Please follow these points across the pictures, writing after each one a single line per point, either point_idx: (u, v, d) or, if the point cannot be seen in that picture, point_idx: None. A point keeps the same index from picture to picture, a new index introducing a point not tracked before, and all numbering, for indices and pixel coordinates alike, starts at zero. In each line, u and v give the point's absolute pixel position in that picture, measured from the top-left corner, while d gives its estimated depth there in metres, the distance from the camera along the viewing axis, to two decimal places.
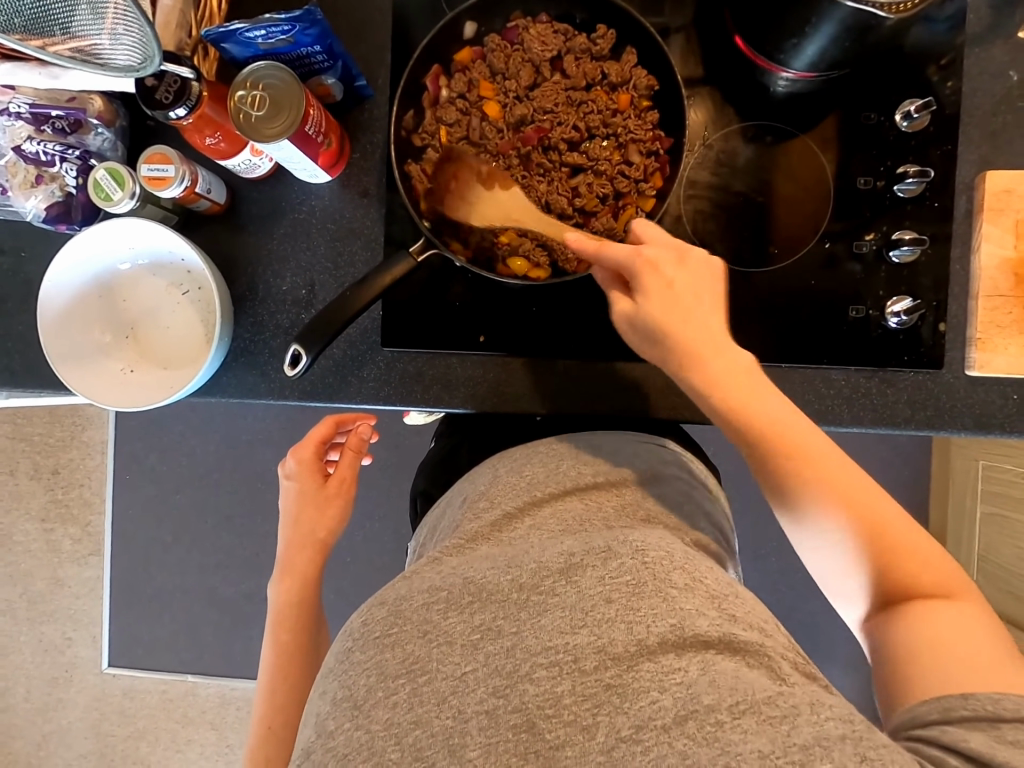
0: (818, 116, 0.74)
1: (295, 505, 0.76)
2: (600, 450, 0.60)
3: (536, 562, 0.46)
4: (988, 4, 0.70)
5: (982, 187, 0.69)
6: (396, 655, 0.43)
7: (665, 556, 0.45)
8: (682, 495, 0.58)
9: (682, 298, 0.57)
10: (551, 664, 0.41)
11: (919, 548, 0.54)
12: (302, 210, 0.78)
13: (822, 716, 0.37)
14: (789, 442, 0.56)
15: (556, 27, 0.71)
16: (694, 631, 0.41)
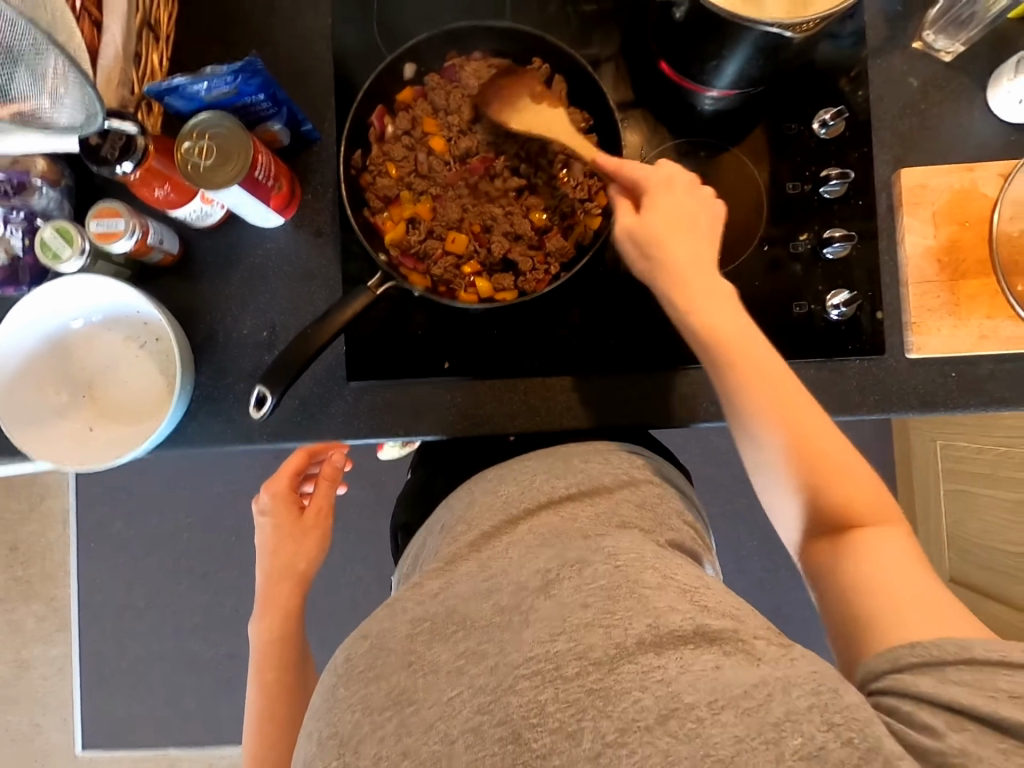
0: (744, 128, 0.79)
1: (272, 539, 0.74)
2: (572, 460, 0.61)
3: (514, 582, 0.46)
4: (884, 20, 0.76)
5: (899, 183, 0.74)
6: (381, 688, 0.43)
7: (635, 558, 0.47)
8: (658, 495, 0.59)
9: (681, 217, 0.61)
10: (532, 674, 0.41)
11: (867, 492, 0.54)
12: (258, 255, 0.79)
13: (793, 695, 0.38)
14: (748, 357, 0.58)
15: (492, 63, 0.74)
16: (669, 627, 0.42)
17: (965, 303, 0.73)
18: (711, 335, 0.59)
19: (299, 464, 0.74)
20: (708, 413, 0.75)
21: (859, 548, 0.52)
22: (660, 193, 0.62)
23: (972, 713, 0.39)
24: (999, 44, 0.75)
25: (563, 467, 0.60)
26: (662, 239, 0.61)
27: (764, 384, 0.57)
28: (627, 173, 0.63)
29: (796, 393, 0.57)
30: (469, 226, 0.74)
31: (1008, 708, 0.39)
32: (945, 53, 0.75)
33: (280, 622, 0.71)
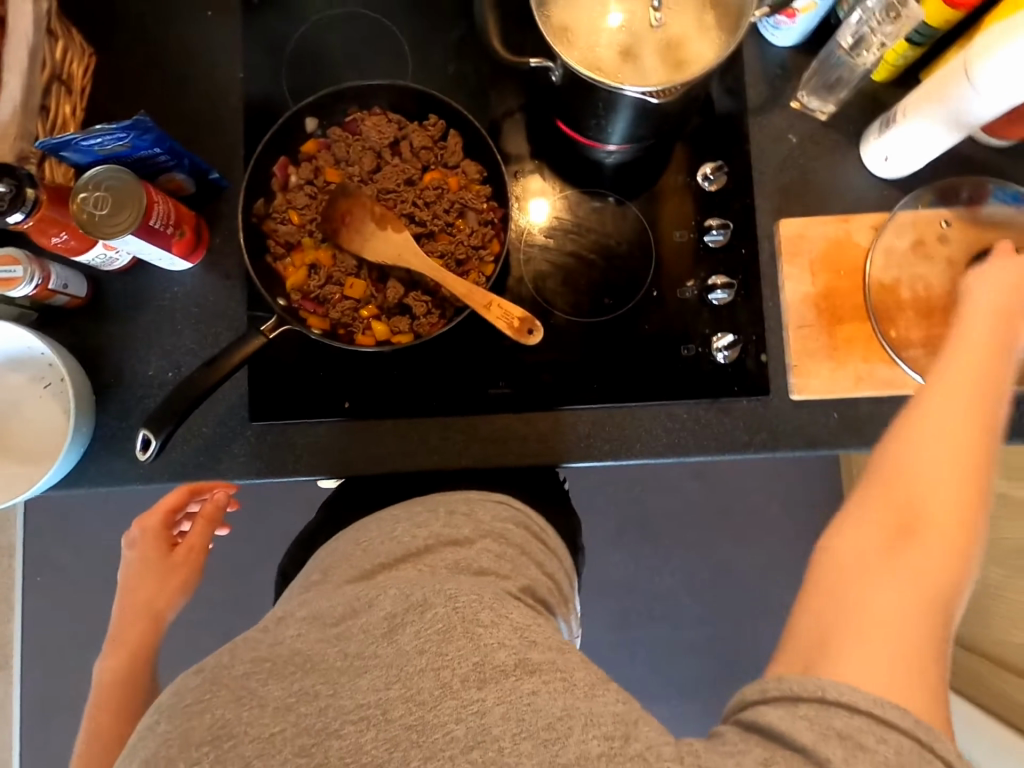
0: (642, 185, 0.83)
1: (135, 575, 0.73)
2: (441, 510, 0.62)
3: (362, 627, 0.46)
4: (764, 80, 0.81)
5: (779, 233, 0.78)
6: (203, 722, 0.43)
7: (474, 598, 0.47)
8: (515, 550, 0.60)
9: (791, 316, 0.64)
10: (359, 719, 0.42)
11: (940, 577, 0.47)
12: (166, 298, 0.81)
13: (589, 735, 0.40)
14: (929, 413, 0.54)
15: (391, 116, 0.78)
16: (493, 664, 0.43)
17: (842, 348, 0.76)
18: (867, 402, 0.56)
19: (179, 500, 0.73)
20: (602, 452, 0.77)
21: (867, 555, 0.48)
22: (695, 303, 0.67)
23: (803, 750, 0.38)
24: (870, 105, 0.80)
25: (427, 517, 0.61)
26: None
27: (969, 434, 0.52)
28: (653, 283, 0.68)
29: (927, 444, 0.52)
30: (365, 272, 0.76)
31: (826, 747, 0.38)
32: (820, 112, 0.80)
33: (124, 661, 0.70)
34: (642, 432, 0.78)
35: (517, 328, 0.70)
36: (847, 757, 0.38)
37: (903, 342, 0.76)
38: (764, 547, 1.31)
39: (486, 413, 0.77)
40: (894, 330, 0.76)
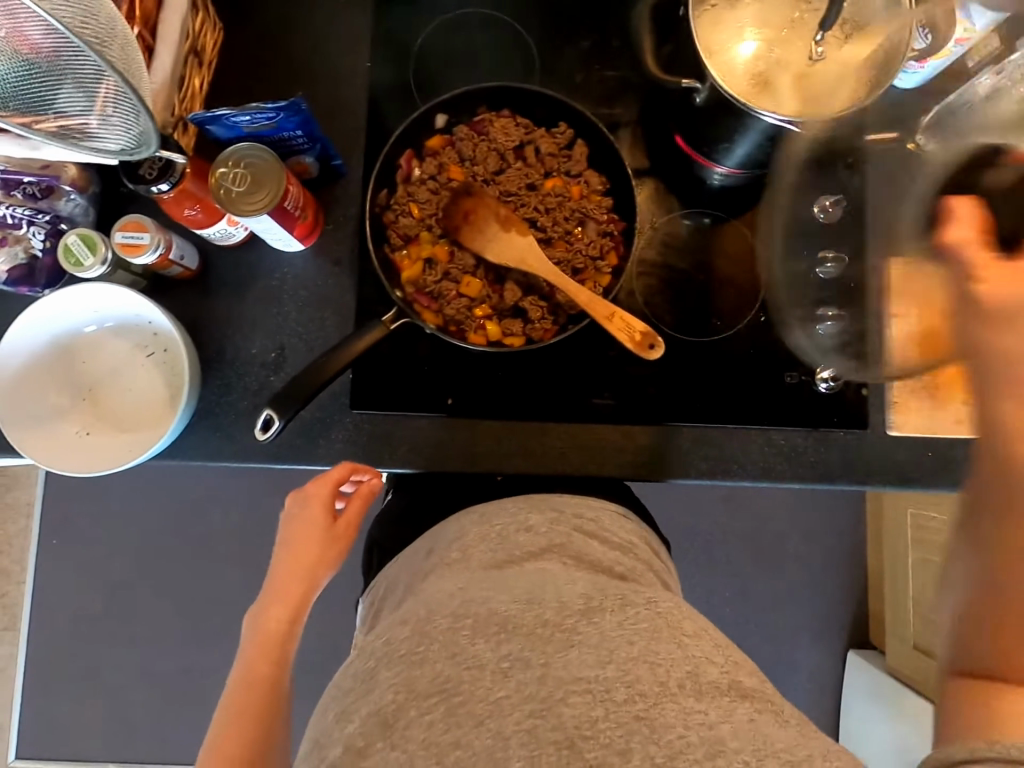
0: (745, 204, 0.86)
1: (296, 536, 0.74)
2: (573, 508, 0.66)
3: (559, 600, 0.49)
4: (882, 120, 0.83)
5: (889, 272, 0.80)
6: (426, 673, 0.45)
7: (675, 608, 0.50)
8: (644, 563, 0.62)
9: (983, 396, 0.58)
10: (584, 691, 0.43)
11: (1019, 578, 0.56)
12: (274, 279, 0.81)
13: (836, 761, 0.40)
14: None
15: (518, 121, 0.79)
16: (707, 678, 0.44)
17: (944, 389, 0.77)
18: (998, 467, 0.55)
19: (342, 478, 0.73)
20: (698, 470, 0.78)
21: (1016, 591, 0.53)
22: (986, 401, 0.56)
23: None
24: None
25: (557, 516, 0.64)
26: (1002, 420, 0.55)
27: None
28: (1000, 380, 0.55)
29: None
30: (483, 272, 0.77)
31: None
32: None
33: (290, 613, 0.73)
34: (740, 453, 0.78)
35: (638, 343, 0.70)
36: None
37: None
38: (803, 574, 1.33)
39: (589, 422, 0.78)
40: None
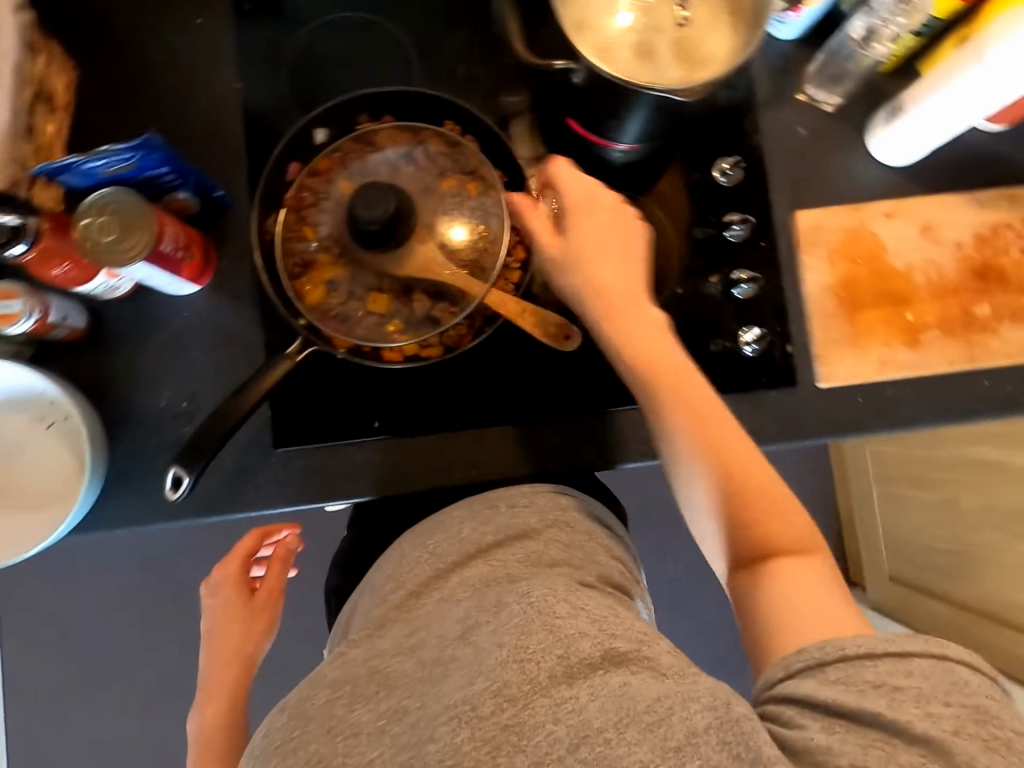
0: (651, 178, 0.84)
1: (220, 621, 0.72)
2: (498, 506, 0.64)
3: (437, 636, 0.51)
4: (770, 74, 0.82)
5: (796, 225, 0.80)
6: (301, 757, 0.47)
7: (549, 592, 0.50)
8: (582, 536, 0.63)
9: (705, 412, 0.61)
10: (450, 720, 0.44)
11: (777, 502, 0.58)
12: (173, 324, 0.76)
13: (692, 711, 0.43)
14: (704, 404, 0.61)
15: (404, 126, 0.76)
16: (579, 656, 0.46)
17: (863, 333, 0.78)
18: (694, 421, 0.61)
19: (252, 548, 0.74)
20: (638, 453, 0.77)
21: (797, 543, 0.57)
22: (682, 382, 0.62)
23: (838, 710, 0.44)
24: (872, 94, 0.82)
25: (490, 514, 0.64)
26: (710, 434, 0.60)
27: (710, 428, 0.60)
28: (686, 388, 0.62)
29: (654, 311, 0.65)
30: (388, 284, 0.73)
31: (868, 702, 0.43)
32: (826, 104, 0.82)
33: (224, 709, 0.70)
34: None
35: (555, 336, 0.71)
36: (889, 703, 0.43)
37: (920, 325, 0.78)
38: None
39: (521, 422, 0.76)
40: (911, 313, 0.78)
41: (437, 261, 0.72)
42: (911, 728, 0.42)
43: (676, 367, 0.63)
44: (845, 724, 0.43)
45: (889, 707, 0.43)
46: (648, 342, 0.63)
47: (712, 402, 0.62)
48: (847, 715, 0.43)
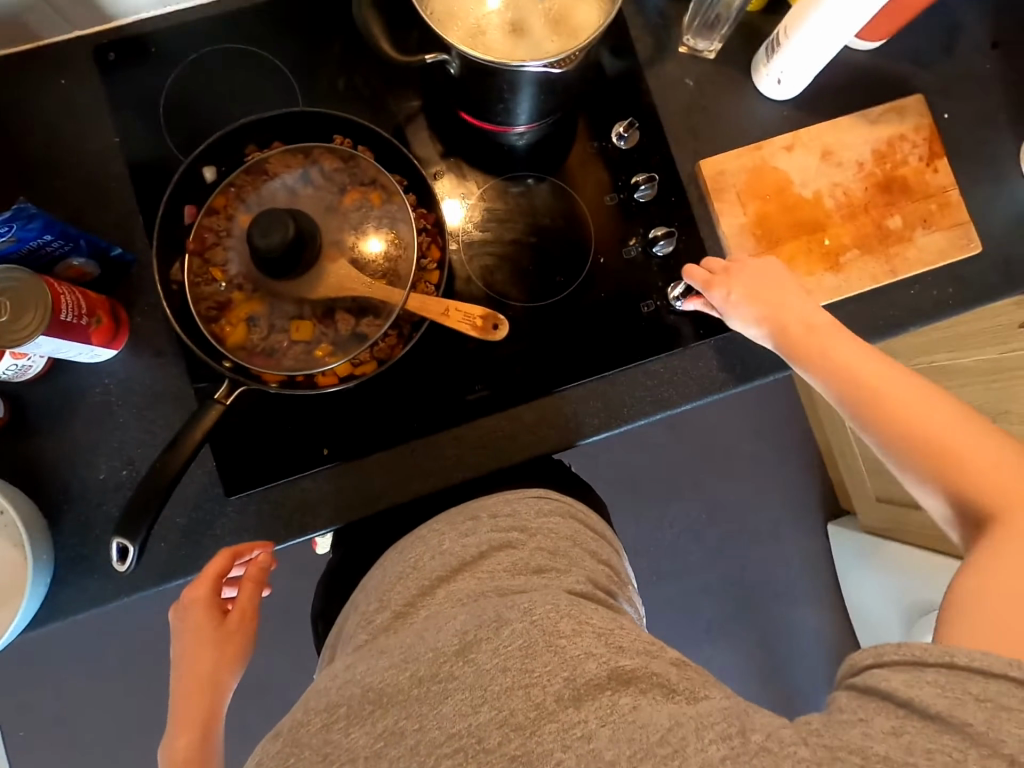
0: (554, 154, 0.83)
1: (189, 647, 0.68)
2: (480, 516, 0.65)
3: (433, 649, 0.48)
4: (649, 33, 0.83)
5: (701, 174, 0.80)
6: None
7: (551, 611, 0.50)
8: (568, 542, 0.63)
9: (903, 392, 0.63)
10: (456, 753, 0.43)
11: (996, 464, 0.58)
12: (96, 393, 0.74)
13: (707, 740, 0.42)
14: (878, 384, 0.64)
15: (293, 147, 0.74)
16: (585, 678, 0.45)
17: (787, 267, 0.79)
18: (877, 398, 0.63)
19: (223, 569, 0.68)
20: (593, 426, 0.77)
21: (1002, 488, 0.56)
22: (863, 365, 0.65)
23: (928, 712, 0.42)
24: (751, 35, 0.83)
25: (473, 526, 0.64)
26: (911, 414, 0.62)
27: (894, 401, 0.63)
28: (858, 369, 0.65)
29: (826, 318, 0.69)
30: (310, 310, 0.71)
31: (963, 711, 0.41)
32: (708, 51, 0.83)
33: (197, 737, 0.65)
34: (625, 395, 0.78)
35: (482, 326, 0.71)
36: (989, 718, 0.41)
37: (838, 247, 0.79)
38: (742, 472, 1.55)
39: (469, 421, 0.75)
40: (828, 238, 0.79)
41: (353, 277, 0.70)
42: (999, 744, 0.40)
43: (830, 356, 0.67)
44: (919, 726, 0.42)
45: (988, 722, 0.41)
46: (845, 353, 0.66)
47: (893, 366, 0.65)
48: (934, 718, 0.42)
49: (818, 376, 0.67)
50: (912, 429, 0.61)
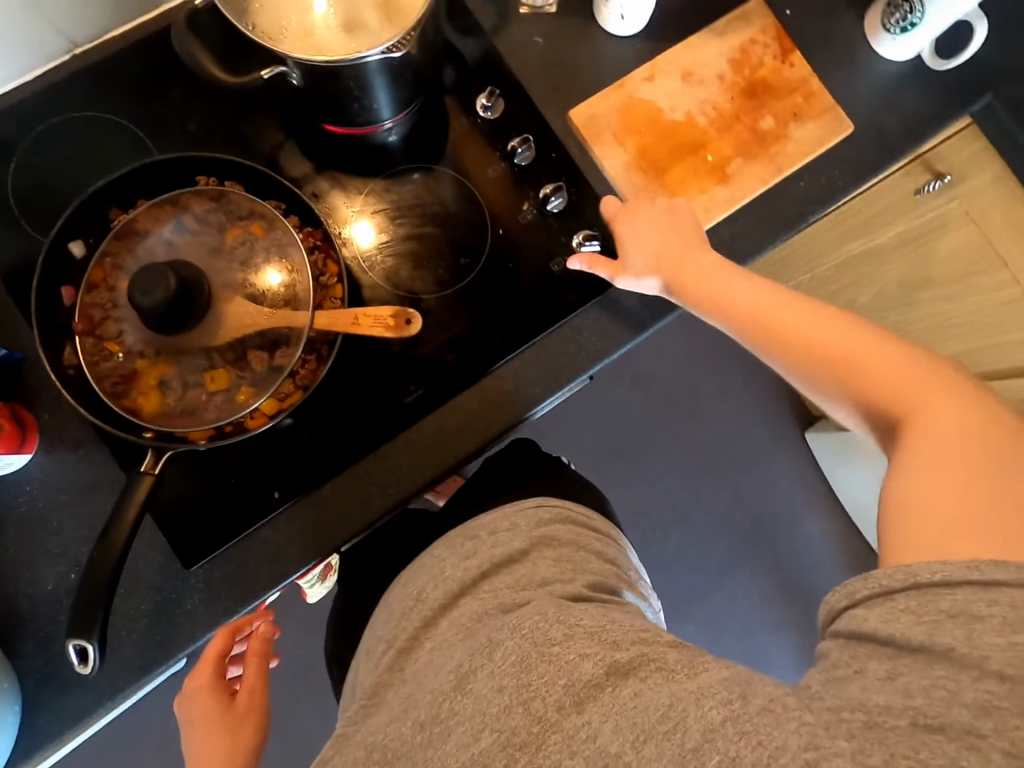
0: (428, 141, 0.82)
1: (199, 738, 0.67)
2: (477, 537, 0.64)
3: (432, 692, 0.47)
4: (486, 3, 0.83)
5: (574, 125, 0.81)
6: None
7: (540, 619, 0.49)
8: (569, 548, 0.63)
9: (811, 322, 0.64)
10: None
11: (912, 383, 0.58)
12: (21, 503, 0.69)
13: (706, 707, 0.42)
14: (787, 324, 0.65)
15: (159, 199, 0.71)
16: (583, 680, 0.45)
17: (679, 193, 0.80)
18: (787, 340, 0.64)
19: (223, 648, 0.68)
20: (538, 394, 0.77)
21: (925, 401, 0.57)
22: (781, 311, 0.65)
23: (907, 643, 0.44)
24: None
25: (471, 548, 0.63)
26: (824, 343, 0.63)
27: (804, 338, 0.63)
28: (767, 307, 0.66)
29: (718, 264, 0.70)
30: (219, 358, 0.69)
31: (943, 635, 0.43)
32: (548, 6, 0.83)
33: None
34: (563, 354, 0.77)
35: (395, 324, 0.68)
36: (966, 635, 0.43)
37: (722, 160, 0.81)
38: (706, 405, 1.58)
39: (413, 423, 0.74)
40: (710, 153, 0.81)
41: (253, 312, 0.68)
42: (985, 662, 0.42)
43: (739, 303, 0.67)
44: (909, 661, 0.43)
45: (967, 641, 0.43)
46: (733, 297, 0.68)
47: (800, 300, 0.65)
48: (919, 650, 0.44)
49: (728, 323, 0.68)
50: (824, 361, 0.62)
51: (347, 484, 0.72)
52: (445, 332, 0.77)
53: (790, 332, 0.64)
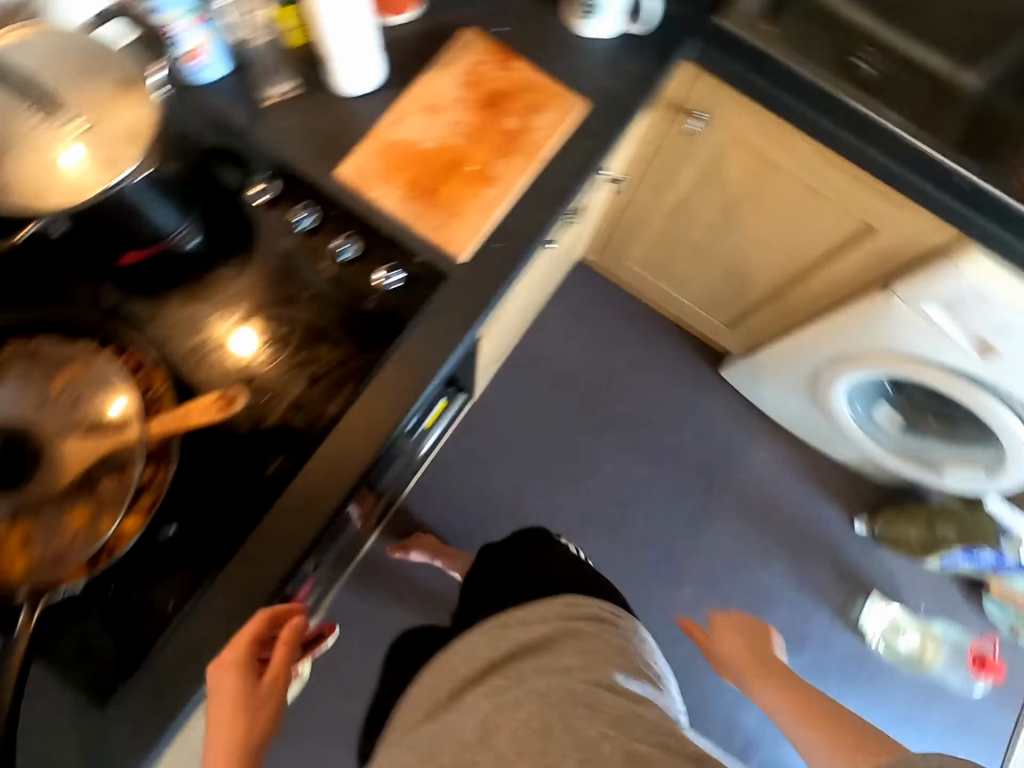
0: (224, 237, 0.89)
1: (240, 694, 0.66)
2: (512, 626, 0.85)
3: (465, 734, 0.70)
4: (234, 104, 0.90)
5: (344, 179, 0.88)
6: None
7: (562, 693, 0.71)
8: (615, 655, 0.79)
9: (831, 720, 0.97)
10: None
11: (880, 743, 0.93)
12: None
13: (661, 753, 0.65)
14: (809, 711, 1.01)
15: None
16: (587, 737, 0.67)
17: (456, 205, 0.88)
18: (802, 725, 0.99)
19: (260, 627, 0.70)
20: (392, 424, 0.81)
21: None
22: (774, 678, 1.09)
23: None
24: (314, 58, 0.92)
25: (504, 632, 0.84)
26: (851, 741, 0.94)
27: (814, 725, 0.98)
28: (768, 695, 1.07)
29: (831, 702, 1.01)
30: (68, 494, 0.71)
31: None
32: (290, 90, 0.91)
33: None
34: (403, 381, 0.83)
35: (221, 405, 0.72)
36: None
37: (483, 167, 0.90)
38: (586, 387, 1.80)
39: (280, 490, 0.78)
40: (471, 164, 0.90)
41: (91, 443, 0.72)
42: None
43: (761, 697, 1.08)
44: None
45: None
46: (769, 700, 1.06)
47: (796, 702, 1.03)
48: None
49: (767, 705, 1.07)
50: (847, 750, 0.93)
51: (237, 570, 0.75)
52: (290, 396, 0.84)
53: (801, 709, 1.01)
